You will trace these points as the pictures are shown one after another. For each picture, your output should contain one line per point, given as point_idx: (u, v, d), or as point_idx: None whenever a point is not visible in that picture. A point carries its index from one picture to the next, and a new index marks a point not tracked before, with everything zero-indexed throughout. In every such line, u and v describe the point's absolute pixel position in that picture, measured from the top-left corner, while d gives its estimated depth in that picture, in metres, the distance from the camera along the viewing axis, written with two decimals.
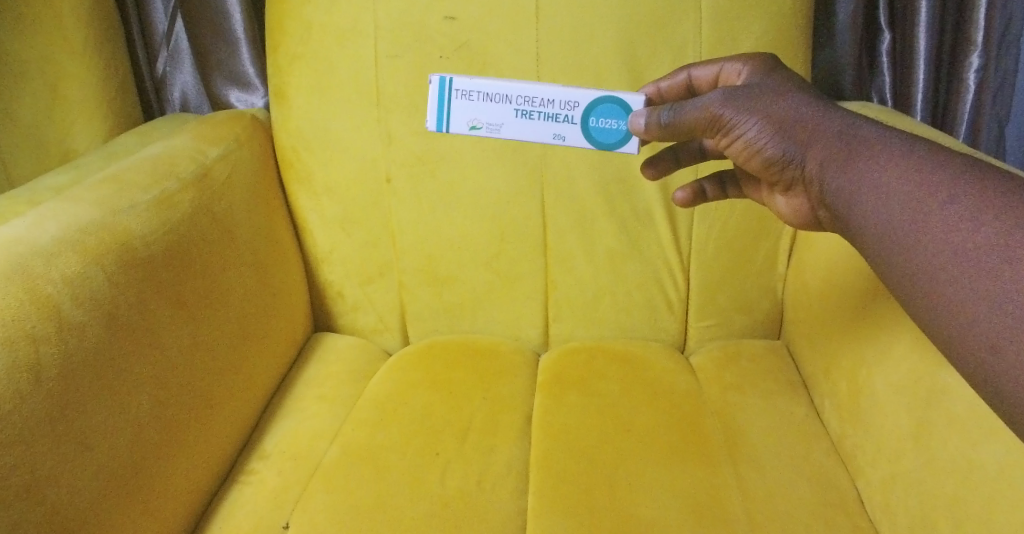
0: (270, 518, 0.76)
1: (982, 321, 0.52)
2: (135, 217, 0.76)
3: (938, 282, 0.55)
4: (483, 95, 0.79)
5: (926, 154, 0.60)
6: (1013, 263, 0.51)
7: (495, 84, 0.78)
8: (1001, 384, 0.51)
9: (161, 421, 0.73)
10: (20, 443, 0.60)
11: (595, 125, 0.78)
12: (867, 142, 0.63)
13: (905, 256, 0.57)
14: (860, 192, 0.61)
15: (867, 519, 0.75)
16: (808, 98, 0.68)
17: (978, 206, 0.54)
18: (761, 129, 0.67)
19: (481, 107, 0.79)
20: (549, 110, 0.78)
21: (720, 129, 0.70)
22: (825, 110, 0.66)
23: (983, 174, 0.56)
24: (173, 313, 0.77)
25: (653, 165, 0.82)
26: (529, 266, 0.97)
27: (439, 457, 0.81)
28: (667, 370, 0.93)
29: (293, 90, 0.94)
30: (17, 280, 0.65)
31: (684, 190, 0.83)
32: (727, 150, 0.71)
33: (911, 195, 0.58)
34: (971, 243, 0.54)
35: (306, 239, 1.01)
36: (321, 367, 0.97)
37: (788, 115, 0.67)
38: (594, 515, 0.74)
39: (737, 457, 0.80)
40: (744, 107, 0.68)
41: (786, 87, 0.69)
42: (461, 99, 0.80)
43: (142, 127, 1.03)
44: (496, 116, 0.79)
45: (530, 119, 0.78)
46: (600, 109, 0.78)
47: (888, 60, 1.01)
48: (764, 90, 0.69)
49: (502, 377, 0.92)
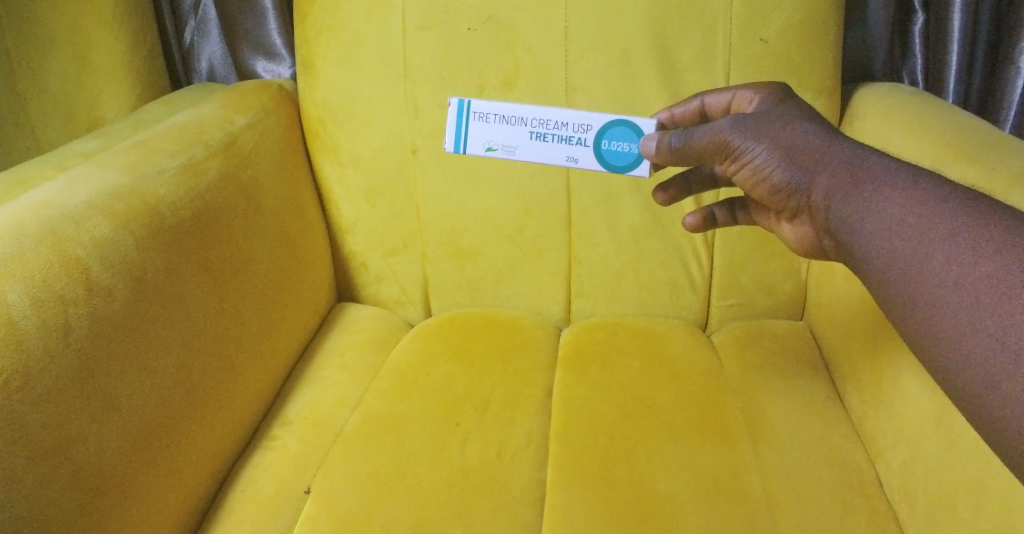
0: (292, 483, 0.77)
1: (980, 355, 0.52)
2: (163, 183, 0.77)
3: (941, 312, 0.55)
4: (500, 117, 0.80)
5: (931, 186, 0.59)
6: (1010, 298, 0.51)
7: (510, 106, 0.79)
8: (999, 416, 0.51)
9: (185, 386, 0.74)
10: (50, 402, 0.61)
11: (608, 148, 0.79)
12: (874, 172, 0.62)
13: (909, 289, 0.57)
14: (864, 223, 0.61)
15: (886, 501, 0.74)
16: (816, 127, 0.67)
17: (981, 241, 0.54)
18: (769, 156, 0.67)
19: (498, 130, 0.80)
20: (563, 133, 0.79)
21: (729, 154, 0.69)
22: (832, 138, 0.66)
23: (990, 208, 0.56)
24: (198, 281, 0.77)
25: (664, 191, 0.81)
26: (552, 241, 0.97)
27: (459, 427, 0.81)
28: (688, 347, 0.93)
29: (320, 61, 0.94)
30: (48, 242, 0.66)
31: (696, 218, 0.82)
32: (734, 176, 0.71)
33: (915, 227, 0.58)
34: (973, 277, 0.53)
35: (331, 209, 1.01)
36: (343, 337, 0.98)
37: (796, 142, 0.66)
38: (612, 489, 0.74)
39: (756, 436, 0.80)
40: (753, 133, 0.67)
41: (797, 114, 0.68)
42: (478, 122, 0.81)
43: (170, 95, 1.04)
44: (511, 139, 0.79)
45: (544, 141, 0.79)
46: (612, 132, 0.78)
47: (920, 41, 1.00)
48: (773, 116, 0.68)
49: (523, 351, 0.93)
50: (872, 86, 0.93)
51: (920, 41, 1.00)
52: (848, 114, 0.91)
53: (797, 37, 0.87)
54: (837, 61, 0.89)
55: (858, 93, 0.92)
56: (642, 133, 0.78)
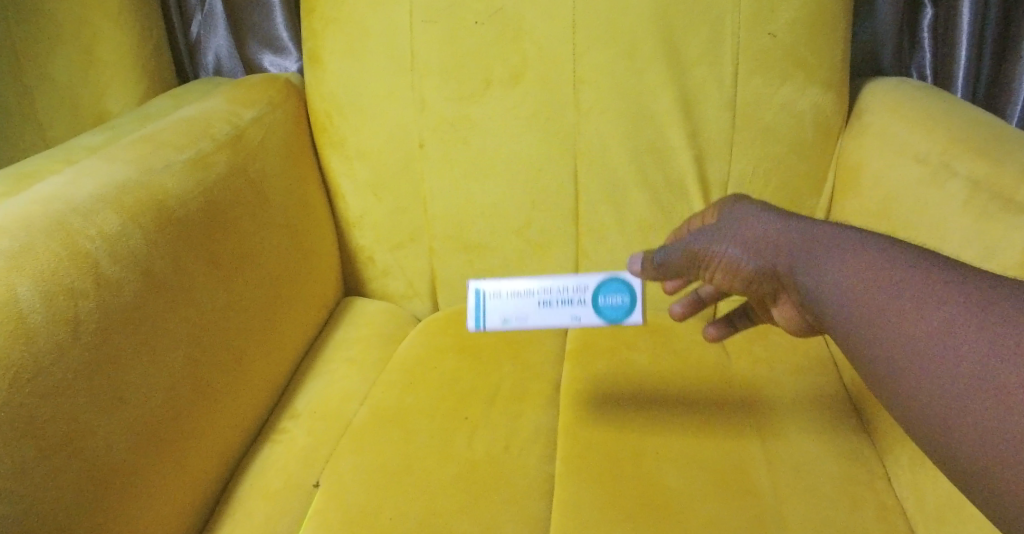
0: (300, 476, 0.77)
1: (953, 424, 0.48)
2: (171, 176, 0.77)
3: (909, 383, 0.51)
4: (507, 290, 0.73)
5: (883, 251, 0.56)
6: (970, 360, 0.48)
7: (516, 278, 0.73)
8: (989, 484, 0.47)
9: (193, 380, 0.74)
10: (60, 395, 0.61)
11: (605, 304, 0.73)
12: (825, 243, 0.59)
13: (876, 362, 0.54)
14: (826, 301, 0.58)
15: (894, 494, 0.74)
16: (773, 211, 0.65)
17: (932, 302, 0.51)
18: (733, 250, 0.65)
19: (506, 298, 0.73)
20: (564, 293, 0.73)
21: (699, 264, 0.68)
22: (784, 219, 0.64)
23: (938, 267, 0.53)
24: (206, 274, 0.77)
25: (679, 306, 0.81)
26: (560, 235, 0.97)
27: (467, 421, 0.81)
28: (696, 342, 0.93)
29: (327, 55, 0.94)
30: (58, 236, 0.66)
31: (716, 328, 0.82)
32: (713, 281, 0.69)
33: (872, 301, 0.54)
34: (932, 342, 0.50)
35: (338, 203, 1.01)
36: (350, 330, 0.98)
37: (751, 233, 0.64)
38: (620, 482, 0.74)
39: (764, 429, 0.80)
40: (715, 236, 0.67)
41: (754, 204, 0.67)
42: (494, 298, 0.73)
43: (177, 89, 1.04)
44: (520, 305, 0.73)
45: (551, 306, 0.73)
46: (609, 287, 0.73)
47: (929, 36, 0.99)
48: (732, 213, 0.67)
49: (531, 345, 0.93)
50: (880, 81, 0.92)
51: (928, 37, 1.00)
52: (856, 109, 0.91)
53: (805, 31, 0.87)
54: (846, 55, 0.89)
55: (867, 87, 0.92)
56: (634, 293, 0.73)
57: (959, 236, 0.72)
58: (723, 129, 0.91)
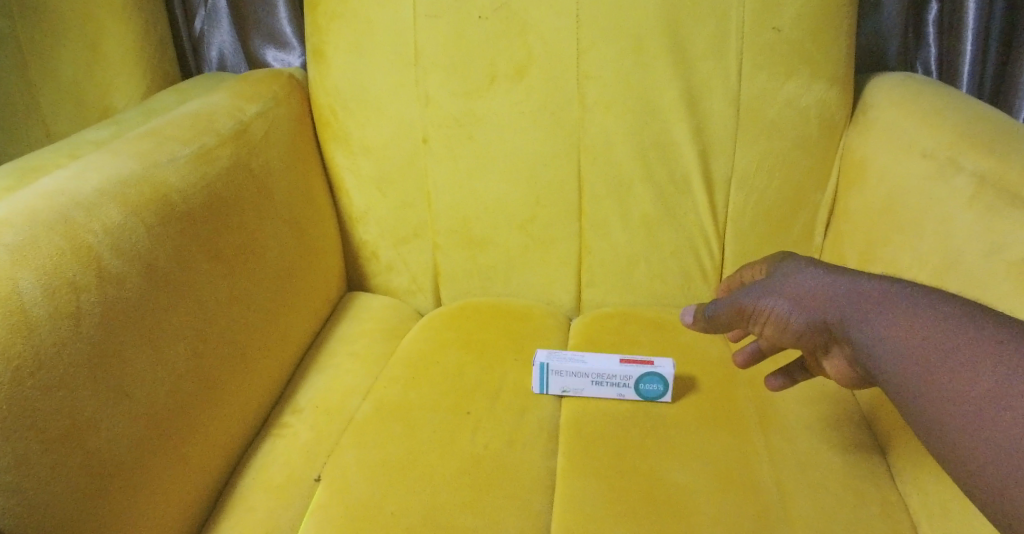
0: (303, 471, 0.77)
1: (996, 474, 0.49)
2: (174, 170, 0.77)
3: (955, 434, 0.52)
4: (569, 371, 0.83)
5: (929, 305, 0.57)
6: (1016, 414, 0.49)
7: (574, 365, 0.83)
8: None
9: (195, 374, 0.74)
10: (62, 389, 0.61)
11: (644, 388, 0.82)
12: (873, 298, 0.61)
13: (924, 415, 0.55)
14: (877, 356, 0.59)
15: (898, 491, 0.74)
16: (820, 266, 0.67)
17: (976, 357, 0.52)
18: (782, 304, 0.67)
19: (567, 381, 0.84)
20: (611, 378, 0.82)
21: (749, 318, 0.70)
22: (833, 274, 0.65)
23: (984, 322, 0.54)
24: (208, 269, 0.77)
25: (740, 353, 0.82)
26: (564, 230, 0.97)
27: (470, 416, 0.81)
28: (700, 337, 0.93)
29: (331, 49, 0.93)
30: (60, 229, 0.66)
31: (778, 377, 0.78)
32: (764, 337, 0.70)
33: (919, 352, 0.56)
34: (977, 396, 0.51)
35: (342, 198, 1.01)
36: (354, 325, 0.98)
37: (801, 288, 0.66)
38: (623, 477, 0.74)
39: (767, 425, 0.80)
40: (763, 292, 0.68)
41: (801, 260, 0.69)
42: (557, 374, 0.83)
43: (181, 84, 1.04)
44: (578, 383, 0.84)
45: (603, 385, 0.83)
46: (646, 378, 0.82)
47: (934, 30, 0.99)
48: (781, 269, 0.69)
49: (534, 340, 0.93)
50: (885, 76, 0.92)
51: (934, 31, 0.99)
52: (861, 104, 0.90)
53: (811, 26, 0.86)
54: (851, 50, 0.88)
55: (872, 82, 0.92)
56: (669, 385, 0.81)
57: (964, 230, 0.72)
58: (728, 123, 0.90)
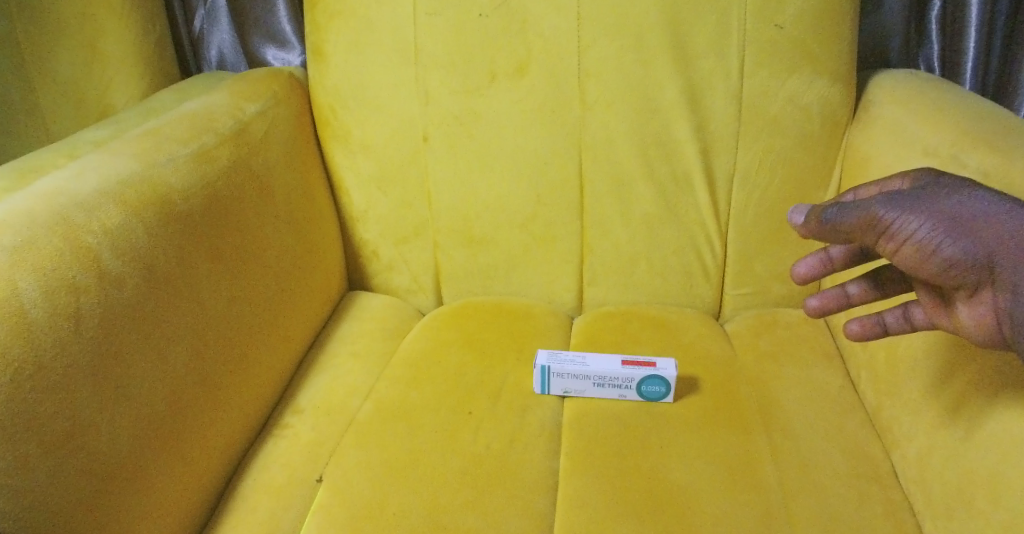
0: (304, 472, 0.77)
1: None
2: (174, 171, 0.77)
3: None
4: (570, 374, 0.83)
5: None
6: None
7: (575, 367, 0.82)
8: None
9: (196, 374, 0.74)
10: (62, 392, 0.61)
11: (646, 390, 0.82)
12: None
13: None
14: None
15: (901, 491, 0.73)
16: (988, 197, 0.61)
17: None
18: (937, 228, 0.60)
19: (569, 382, 0.83)
20: (613, 380, 0.82)
21: (886, 232, 0.62)
22: (1009, 210, 0.60)
23: None
24: (208, 269, 0.77)
25: (814, 299, 0.75)
26: (565, 229, 0.96)
27: (471, 416, 0.81)
28: (702, 336, 0.92)
29: (331, 48, 0.93)
30: (59, 230, 0.65)
31: (858, 322, 0.72)
32: (892, 257, 0.63)
33: None
34: None
35: (342, 197, 1.01)
36: (355, 325, 0.97)
37: (969, 215, 0.60)
38: (626, 477, 0.74)
39: (771, 424, 0.80)
40: (914, 207, 0.61)
41: (961, 185, 0.62)
42: (558, 376, 0.83)
43: (181, 83, 1.03)
44: (580, 385, 0.83)
45: (605, 387, 0.83)
46: (648, 380, 0.81)
47: (936, 27, 0.98)
48: (936, 189, 0.62)
49: (535, 340, 0.92)
50: (888, 73, 0.91)
51: (936, 27, 0.98)
52: (864, 101, 0.90)
53: (812, 24, 0.86)
54: (854, 47, 0.88)
55: (874, 79, 0.91)
56: (672, 386, 0.81)
57: None
58: (729, 121, 0.90)
